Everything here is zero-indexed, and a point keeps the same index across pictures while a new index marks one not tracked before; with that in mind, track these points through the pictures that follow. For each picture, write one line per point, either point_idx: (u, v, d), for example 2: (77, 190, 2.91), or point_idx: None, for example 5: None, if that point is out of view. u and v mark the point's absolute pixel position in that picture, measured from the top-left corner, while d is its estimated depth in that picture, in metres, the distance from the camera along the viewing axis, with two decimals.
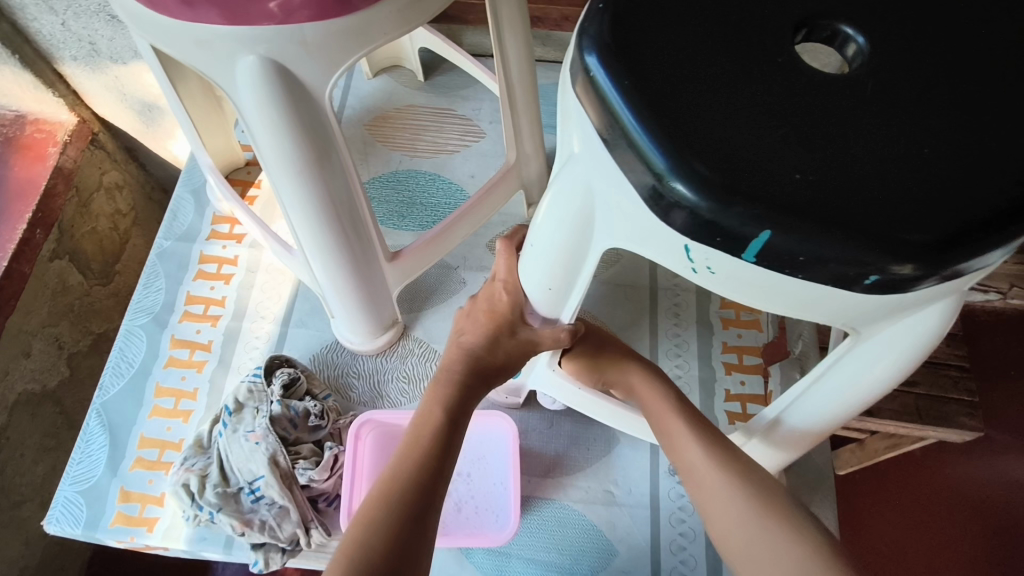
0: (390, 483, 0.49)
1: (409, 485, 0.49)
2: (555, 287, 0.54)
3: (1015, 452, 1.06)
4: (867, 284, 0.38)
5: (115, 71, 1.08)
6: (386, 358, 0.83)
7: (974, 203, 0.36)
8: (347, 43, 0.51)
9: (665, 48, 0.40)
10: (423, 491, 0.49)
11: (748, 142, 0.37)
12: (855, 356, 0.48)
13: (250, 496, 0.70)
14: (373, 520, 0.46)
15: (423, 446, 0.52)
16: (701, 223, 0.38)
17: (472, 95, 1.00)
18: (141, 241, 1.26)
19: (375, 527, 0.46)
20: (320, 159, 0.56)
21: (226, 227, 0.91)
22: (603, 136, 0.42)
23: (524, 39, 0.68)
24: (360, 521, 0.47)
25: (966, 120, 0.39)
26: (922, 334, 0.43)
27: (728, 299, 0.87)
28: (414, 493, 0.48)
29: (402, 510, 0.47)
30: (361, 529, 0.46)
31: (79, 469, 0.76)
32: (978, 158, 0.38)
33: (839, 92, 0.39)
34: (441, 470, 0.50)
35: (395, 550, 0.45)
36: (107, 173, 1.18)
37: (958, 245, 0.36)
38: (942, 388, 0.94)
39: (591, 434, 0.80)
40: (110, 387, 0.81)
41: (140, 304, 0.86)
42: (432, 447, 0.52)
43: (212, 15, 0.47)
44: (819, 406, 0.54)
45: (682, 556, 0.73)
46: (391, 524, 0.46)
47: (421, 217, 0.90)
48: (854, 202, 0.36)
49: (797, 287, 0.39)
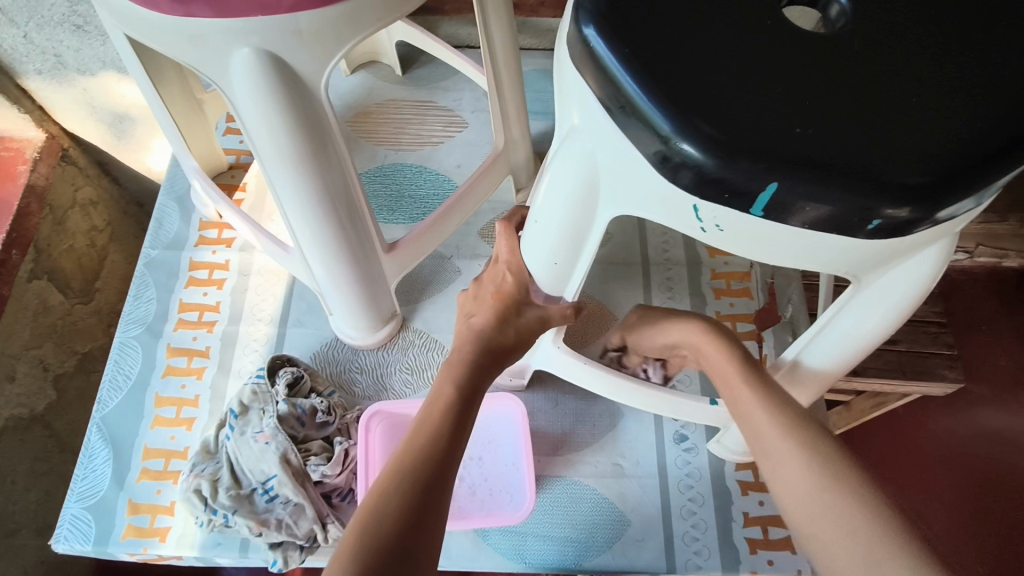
0: (405, 457, 0.48)
1: (424, 456, 0.48)
2: (560, 262, 0.55)
3: (991, 404, 1.09)
4: (870, 229, 0.40)
5: (84, 83, 1.06)
6: (387, 352, 0.83)
7: (966, 145, 0.38)
8: (339, 33, 0.51)
9: (659, 18, 0.42)
10: (437, 463, 0.48)
11: (749, 101, 0.39)
12: (859, 301, 0.51)
13: (264, 496, 0.70)
14: (385, 491, 0.46)
15: (436, 421, 0.51)
16: (707, 180, 0.40)
17: (452, 86, 1.01)
18: (119, 257, 1.22)
19: (387, 497, 0.45)
20: (318, 152, 0.56)
21: (214, 232, 0.91)
22: (605, 106, 0.43)
23: (508, 23, 0.69)
24: (374, 493, 0.46)
25: (950, 70, 0.41)
26: (917, 277, 0.46)
27: (718, 270, 0.90)
28: (428, 465, 0.47)
29: (416, 480, 0.46)
30: (375, 500, 0.46)
31: (84, 486, 0.75)
32: (965, 103, 0.39)
33: (828, 51, 0.41)
34: (455, 443, 0.50)
35: (409, 517, 0.44)
36: (80, 189, 1.14)
37: (952, 184, 0.38)
38: (922, 344, 0.96)
39: (596, 410, 0.82)
40: (108, 401, 0.80)
41: (132, 315, 0.85)
42: (446, 421, 0.51)
43: (204, 9, 0.47)
44: (825, 351, 0.57)
45: (693, 520, 0.75)
46: (404, 492, 0.46)
47: (412, 210, 0.91)
48: (854, 151, 0.38)
49: (802, 235, 0.41)
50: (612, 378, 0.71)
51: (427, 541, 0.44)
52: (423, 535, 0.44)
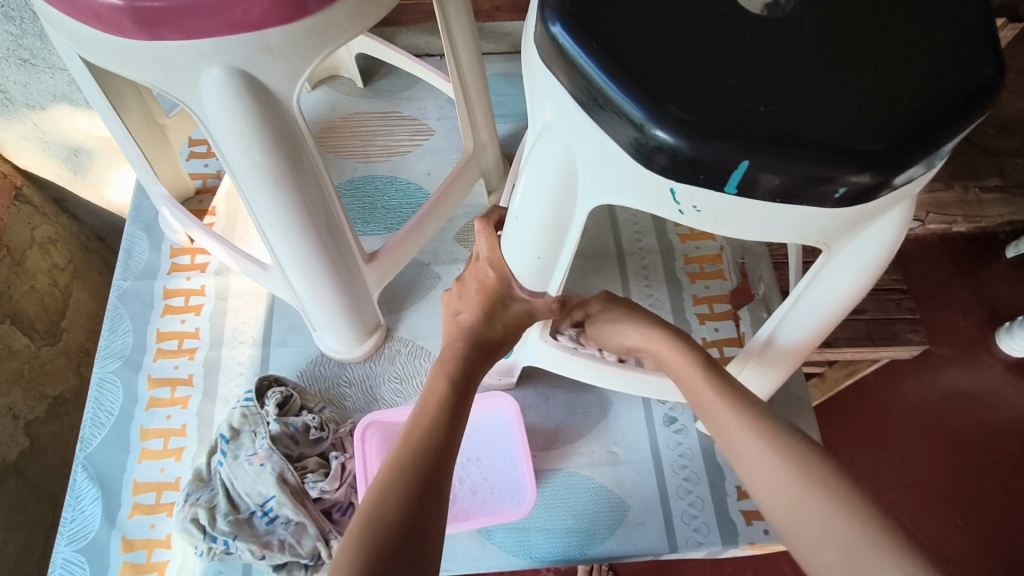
0: (405, 449, 0.49)
1: (424, 446, 0.49)
2: (543, 256, 0.56)
3: (954, 363, 1.15)
4: (838, 197, 0.42)
5: (34, 118, 1.03)
6: (375, 363, 0.83)
7: (917, 111, 0.41)
8: (308, 47, 0.52)
9: (622, 13, 0.43)
10: (436, 454, 0.49)
11: (714, 85, 0.41)
12: (830, 270, 0.53)
13: (264, 518, 0.69)
14: (388, 481, 0.46)
15: (434, 413, 0.52)
16: (683, 161, 0.41)
17: (414, 95, 1.02)
18: (84, 294, 1.12)
19: (389, 488, 0.46)
20: (294, 166, 0.56)
21: (187, 259, 0.90)
22: (579, 100, 0.44)
23: (470, 29, 0.70)
24: (376, 487, 0.46)
25: (895, 42, 0.43)
26: (884, 239, 0.49)
27: (691, 255, 0.92)
28: (427, 456, 0.48)
29: (417, 470, 0.47)
30: (379, 490, 0.46)
31: (73, 528, 0.73)
32: (912, 72, 0.42)
33: (783, 34, 0.43)
34: (454, 434, 0.51)
35: (413, 503, 0.45)
36: (37, 228, 1.05)
37: (909, 148, 0.40)
38: (887, 311, 1.00)
39: (586, 401, 0.83)
40: (92, 439, 0.78)
41: (108, 350, 0.83)
42: (443, 413, 0.52)
43: (170, 32, 0.48)
44: (801, 321, 0.59)
45: (690, 499, 0.77)
46: (408, 480, 0.46)
47: (385, 220, 0.91)
48: (816, 124, 0.40)
49: (775, 208, 0.43)
50: (607, 369, 0.73)
51: (434, 524, 0.45)
52: (430, 519, 0.45)
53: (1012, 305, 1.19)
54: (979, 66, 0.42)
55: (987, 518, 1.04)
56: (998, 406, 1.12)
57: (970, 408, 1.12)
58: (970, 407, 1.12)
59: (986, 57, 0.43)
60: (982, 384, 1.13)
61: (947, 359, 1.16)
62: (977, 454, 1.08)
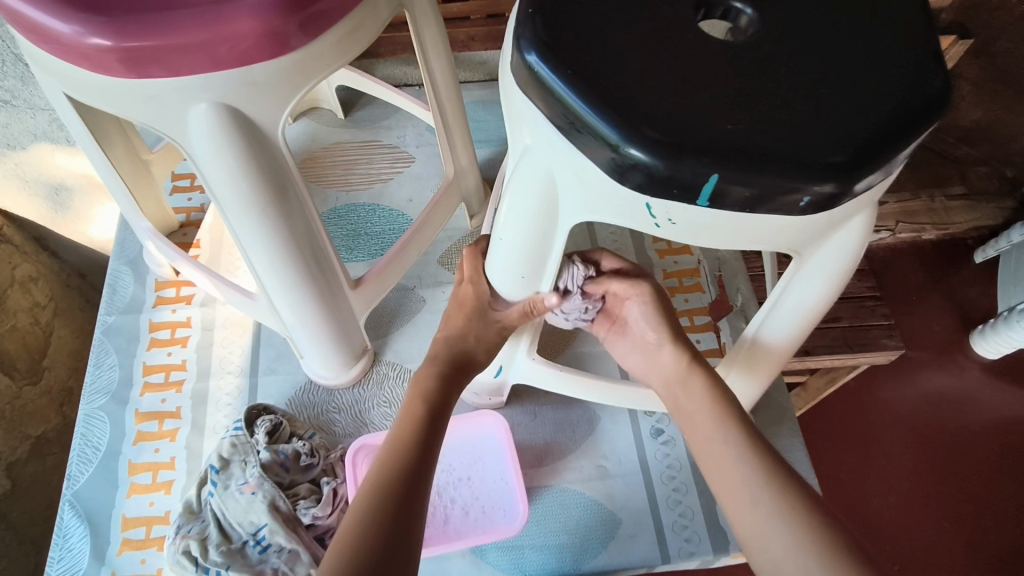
0: (383, 466, 0.51)
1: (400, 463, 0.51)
2: (528, 276, 0.59)
3: (931, 366, 1.18)
4: (804, 206, 0.44)
5: (13, 158, 1.04)
6: (363, 388, 0.84)
7: (873, 124, 0.43)
8: (292, 81, 0.54)
9: (592, 41, 0.46)
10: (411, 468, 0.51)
11: (682, 106, 0.43)
12: (804, 275, 0.55)
13: (256, 548, 0.68)
14: (370, 501, 0.48)
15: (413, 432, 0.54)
16: (658, 178, 0.43)
17: (394, 123, 1.04)
18: (66, 331, 1.09)
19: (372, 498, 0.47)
20: (280, 196, 0.57)
21: (172, 291, 0.91)
22: (557, 125, 0.47)
23: (447, 58, 0.73)
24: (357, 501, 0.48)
25: (847, 61, 0.46)
26: (850, 245, 0.51)
27: (669, 270, 0.95)
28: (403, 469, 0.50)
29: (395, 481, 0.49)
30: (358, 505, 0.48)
31: (61, 567, 0.72)
32: (866, 89, 0.45)
33: (743, 57, 0.46)
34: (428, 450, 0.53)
35: (390, 514, 0.47)
36: (17, 266, 1.03)
37: (866, 158, 0.43)
38: (862, 317, 1.03)
39: (574, 417, 0.85)
40: (79, 476, 0.77)
41: (94, 385, 0.83)
42: (421, 431, 0.54)
43: (156, 72, 0.49)
44: (781, 326, 0.61)
45: (681, 509, 0.78)
46: (386, 498, 0.48)
47: (369, 247, 0.92)
48: (779, 140, 0.42)
49: (744, 220, 0.46)
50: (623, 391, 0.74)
51: (413, 535, 0.46)
52: (409, 532, 0.46)
53: (982, 307, 1.23)
54: (928, 80, 0.45)
55: (970, 516, 1.06)
56: (975, 406, 1.15)
57: (948, 411, 1.14)
58: (948, 409, 1.15)
59: (935, 72, 0.46)
60: (958, 385, 1.16)
61: (923, 362, 1.19)
62: (957, 455, 1.11)
